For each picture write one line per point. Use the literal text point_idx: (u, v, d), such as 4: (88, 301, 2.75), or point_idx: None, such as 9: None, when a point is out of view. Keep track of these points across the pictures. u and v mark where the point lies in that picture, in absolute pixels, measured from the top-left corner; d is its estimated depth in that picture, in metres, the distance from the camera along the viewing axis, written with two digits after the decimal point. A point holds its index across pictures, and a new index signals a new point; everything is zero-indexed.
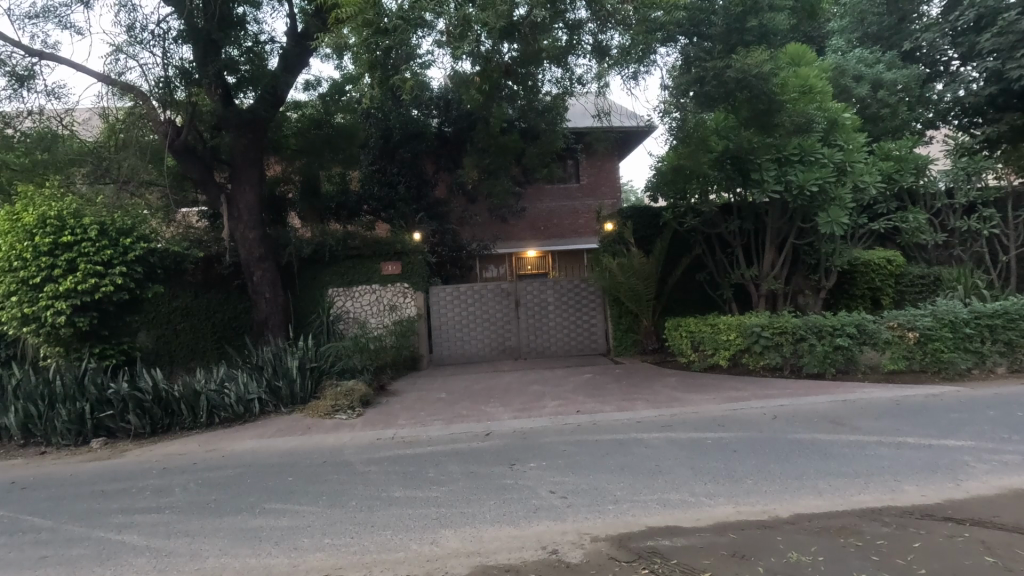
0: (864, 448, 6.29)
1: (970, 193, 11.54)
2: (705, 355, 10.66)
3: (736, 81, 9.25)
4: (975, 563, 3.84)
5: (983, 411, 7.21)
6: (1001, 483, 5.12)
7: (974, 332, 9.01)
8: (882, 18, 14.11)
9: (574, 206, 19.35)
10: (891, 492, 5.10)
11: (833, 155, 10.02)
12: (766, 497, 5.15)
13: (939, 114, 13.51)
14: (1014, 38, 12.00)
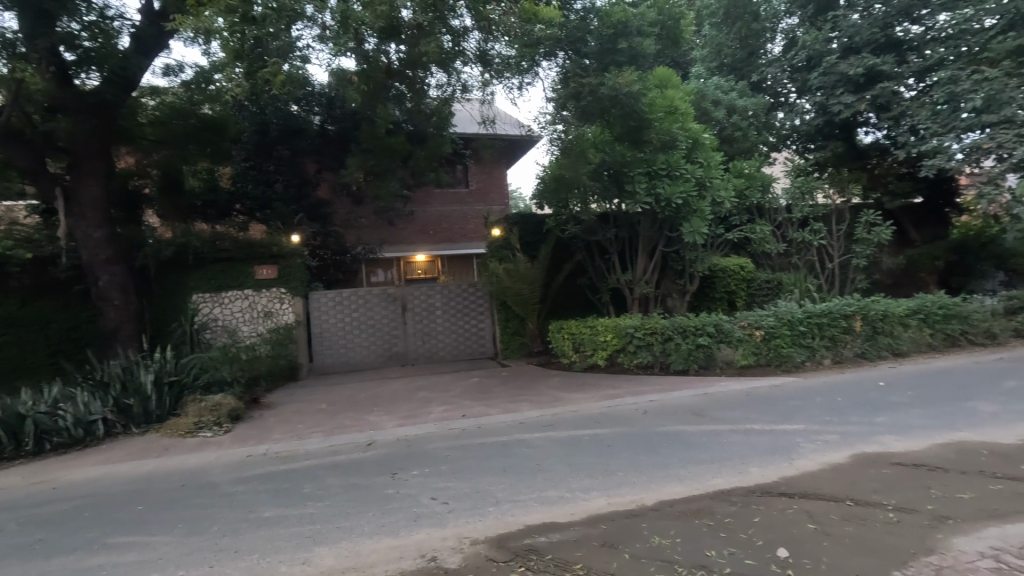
0: (719, 436, 6.99)
1: (804, 209, 13.18)
2: (585, 356, 11.29)
3: (609, 99, 10.08)
4: (800, 531, 4.41)
5: (812, 399, 8.31)
6: (824, 459, 5.95)
7: (807, 329, 10.38)
8: (736, 51, 15.83)
9: (463, 210, 19.40)
10: (738, 474, 5.71)
11: (696, 171, 10.91)
12: (634, 488, 5.52)
13: (781, 139, 15.46)
14: (834, 79, 14.02)
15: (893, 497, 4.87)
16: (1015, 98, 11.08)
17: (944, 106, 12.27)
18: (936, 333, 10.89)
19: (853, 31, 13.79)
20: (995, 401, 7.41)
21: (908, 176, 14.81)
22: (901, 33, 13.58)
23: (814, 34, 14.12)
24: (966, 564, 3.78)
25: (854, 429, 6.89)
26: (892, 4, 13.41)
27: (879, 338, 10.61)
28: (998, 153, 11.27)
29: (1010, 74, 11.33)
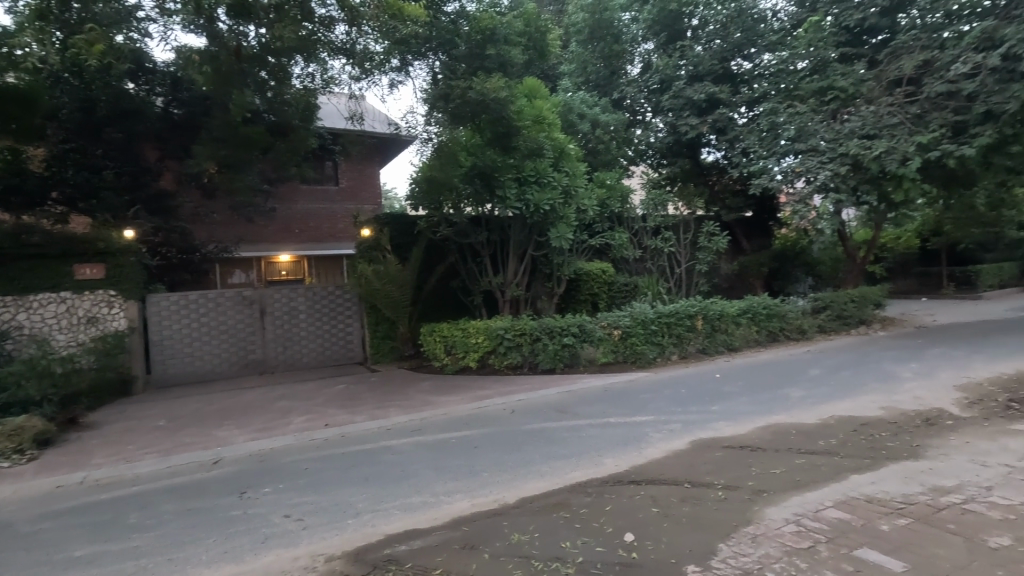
0: (579, 431, 7.38)
1: (657, 219, 14.47)
2: (456, 359, 11.33)
3: (477, 103, 10.15)
4: (645, 515, 4.77)
5: (660, 392, 9.10)
6: (669, 447, 6.53)
7: (658, 328, 11.36)
8: (600, 68, 16.82)
9: (331, 209, 18.44)
10: (594, 466, 6.06)
11: (561, 179, 11.37)
12: (497, 488, 5.61)
13: (638, 154, 16.80)
14: (682, 102, 15.58)
15: (722, 477, 5.46)
16: (818, 131, 13.02)
17: (768, 133, 14.15)
18: (761, 329, 12.49)
19: (697, 61, 15.44)
20: (802, 387, 8.67)
21: (741, 193, 16.86)
22: (735, 68, 15.55)
23: (665, 60, 15.56)
24: (774, 530, 4.31)
25: (693, 417, 7.65)
26: (727, 41, 15.36)
27: (716, 336, 11.93)
28: (807, 176, 12.95)
29: (814, 111, 13.33)
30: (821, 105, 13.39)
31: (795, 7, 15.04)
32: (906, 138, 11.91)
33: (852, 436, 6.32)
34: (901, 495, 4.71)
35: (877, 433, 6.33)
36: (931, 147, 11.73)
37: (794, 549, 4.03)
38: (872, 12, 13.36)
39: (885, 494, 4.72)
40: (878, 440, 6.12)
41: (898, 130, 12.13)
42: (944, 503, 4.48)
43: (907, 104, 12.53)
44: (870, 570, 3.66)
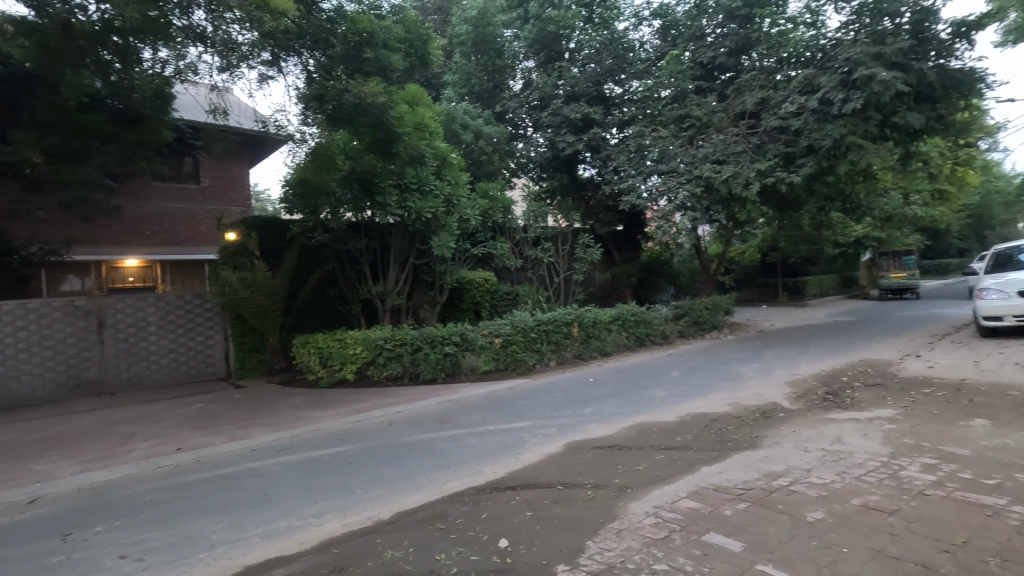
0: (458, 440, 7.36)
1: (537, 230, 14.96)
2: (332, 371, 10.86)
3: (354, 106, 9.89)
4: (519, 519, 4.88)
5: (538, 398, 9.38)
6: (543, 451, 6.76)
7: (537, 335, 11.72)
8: (483, 81, 17.18)
9: (190, 209, 16.72)
10: (471, 474, 6.09)
11: (444, 188, 11.26)
12: (371, 504, 5.41)
13: (520, 166, 17.34)
14: (560, 120, 16.35)
15: (592, 477, 5.76)
16: (677, 155, 14.39)
17: (635, 154, 15.31)
18: (630, 335, 13.42)
19: (573, 82, 16.27)
20: (665, 388, 9.43)
21: (613, 209, 18.04)
22: (608, 91, 16.59)
23: (545, 79, 16.28)
24: (636, 523, 4.63)
25: (568, 421, 7.99)
26: (601, 66, 16.35)
27: (591, 342, 12.57)
28: (668, 195, 14.24)
29: (674, 136, 14.73)
30: (680, 131, 14.82)
31: (659, 40, 16.40)
32: (748, 165, 13.53)
33: (704, 431, 6.99)
34: (742, 482, 5.28)
35: (725, 428, 7.07)
36: (767, 174, 13.44)
37: (653, 540, 4.35)
38: (721, 52, 15.20)
39: (729, 482, 5.28)
40: (724, 433, 6.82)
41: (742, 158, 13.77)
42: (775, 486, 5.10)
43: (749, 135, 14.24)
44: (716, 552, 4.05)
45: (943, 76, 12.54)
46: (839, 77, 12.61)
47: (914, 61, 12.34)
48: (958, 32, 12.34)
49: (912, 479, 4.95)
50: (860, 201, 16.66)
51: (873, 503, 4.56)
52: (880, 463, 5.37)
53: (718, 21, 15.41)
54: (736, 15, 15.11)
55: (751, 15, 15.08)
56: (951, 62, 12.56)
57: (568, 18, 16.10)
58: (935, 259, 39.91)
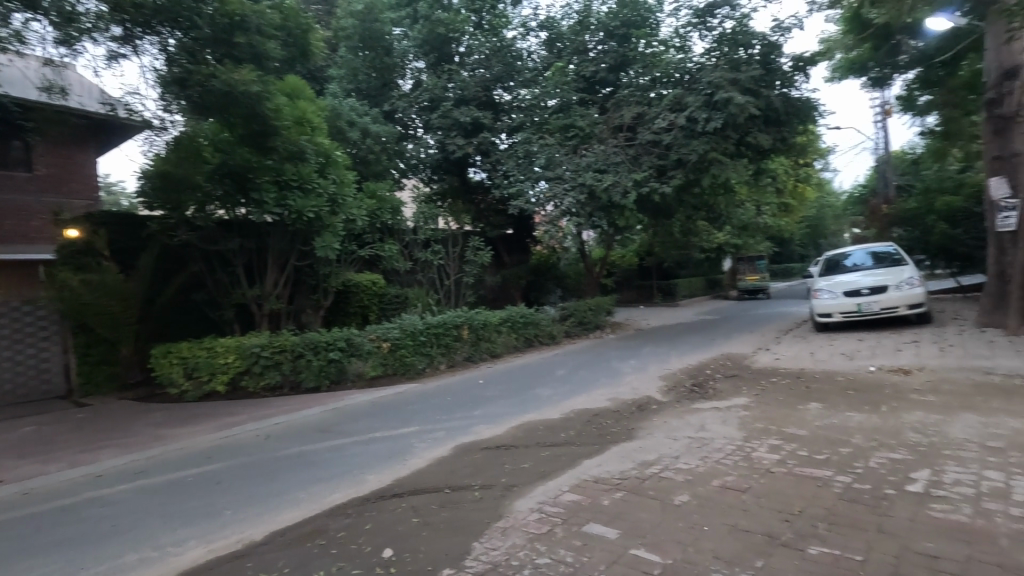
0: (341, 451, 7.03)
1: (427, 232, 14.72)
2: (200, 383, 9.98)
3: (222, 93, 8.93)
4: (404, 527, 4.76)
5: (427, 402, 9.26)
6: (431, 455, 6.67)
7: (426, 339, 11.56)
8: (370, 78, 16.80)
9: (20, 201, 14.38)
10: (355, 485, 5.85)
11: (328, 186, 10.69)
12: (242, 526, 5.00)
13: (410, 167, 17.07)
14: (449, 122, 16.32)
15: (479, 478, 5.79)
16: (563, 162, 15.00)
17: (524, 160, 15.69)
18: (519, 336, 13.72)
19: (463, 85, 16.32)
20: (551, 387, 9.76)
21: (503, 213, 18.32)
22: (497, 97, 16.86)
23: (434, 80, 16.20)
24: (520, 520, 4.73)
25: (457, 424, 7.97)
26: (490, 72, 16.56)
27: (481, 344, 12.65)
28: (555, 201, 14.76)
29: (559, 144, 15.35)
30: (565, 140, 15.47)
31: (545, 51, 17.04)
32: (626, 175, 14.46)
33: (586, 426, 7.33)
34: (618, 473, 5.60)
35: (605, 421, 7.48)
36: (643, 183, 14.48)
37: (537, 535, 4.46)
38: (602, 67, 16.10)
39: (608, 474, 5.58)
40: (604, 427, 7.21)
41: (621, 168, 14.67)
42: (647, 474, 5.48)
43: (626, 146, 15.23)
44: (594, 541, 4.26)
45: (786, 103, 14.31)
46: (703, 98, 13.86)
47: (763, 89, 13.97)
48: (797, 65, 14.16)
49: (761, 458, 5.57)
50: (721, 211, 18.48)
51: (730, 484, 5.05)
52: (736, 446, 5.98)
53: (599, 38, 16.35)
54: (615, 34, 16.09)
55: (629, 35, 16.03)
56: (792, 92, 14.38)
57: (458, 22, 16.15)
58: (781, 264, 45.50)
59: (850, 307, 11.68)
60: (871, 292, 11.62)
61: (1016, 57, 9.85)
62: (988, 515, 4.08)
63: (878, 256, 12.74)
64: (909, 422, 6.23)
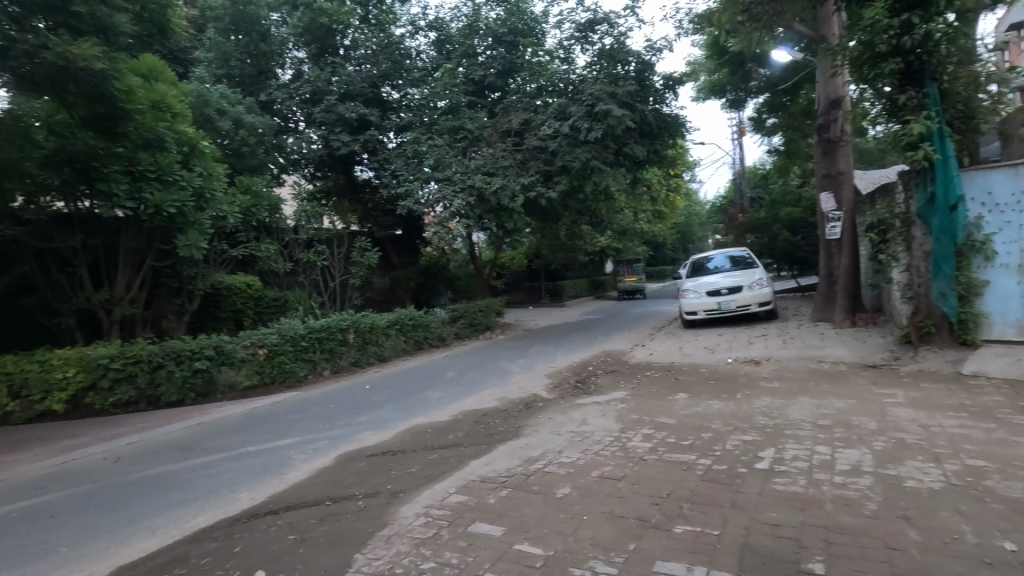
0: (208, 469, 6.43)
1: (309, 232, 13.87)
2: (31, 403, 8.69)
3: (58, 69, 7.52)
4: (279, 545, 4.46)
5: (308, 411, 8.75)
6: (311, 467, 6.32)
7: (308, 344, 10.92)
8: (244, 64, 15.69)
9: None
10: (224, 505, 5.38)
11: (193, 179, 9.76)
12: (82, 563, 4.39)
13: (289, 162, 16.12)
14: (334, 117, 15.59)
15: (363, 486, 5.59)
16: (452, 164, 14.97)
17: (413, 159, 15.46)
18: (408, 339, 13.48)
19: (348, 80, 15.65)
20: (440, 389, 9.68)
21: (392, 212, 17.79)
22: (385, 95, 16.40)
23: (317, 72, 15.40)
24: (406, 526, 4.63)
25: (340, 432, 7.63)
26: (377, 69, 16.06)
27: (368, 348, 12.20)
28: (444, 202, 14.66)
29: (449, 146, 15.31)
30: (454, 142, 15.47)
31: (434, 52, 16.95)
32: (514, 179, 14.80)
33: (474, 427, 7.37)
34: (504, 470, 5.70)
35: (493, 421, 7.57)
36: (530, 188, 14.90)
37: (422, 540, 4.40)
38: (491, 72, 16.40)
39: (494, 472, 5.66)
40: (492, 427, 7.31)
41: (509, 172, 14.96)
42: (532, 470, 5.64)
43: (514, 151, 15.62)
44: (479, 540, 4.29)
45: (658, 118, 15.50)
46: (585, 109, 14.60)
47: (638, 104, 15.02)
48: (667, 84, 15.39)
49: (636, 447, 5.96)
50: (603, 216, 19.54)
51: (607, 473, 5.34)
52: (613, 438, 6.35)
53: (488, 43, 16.57)
54: (503, 40, 16.37)
55: (516, 42, 16.42)
56: (663, 108, 15.61)
57: (342, 13, 15.54)
58: (656, 267, 49.16)
59: (712, 305, 12.92)
60: (729, 291, 12.97)
61: (838, 90, 11.49)
62: (818, 484, 4.71)
63: (734, 259, 14.22)
64: (758, 406, 7.02)
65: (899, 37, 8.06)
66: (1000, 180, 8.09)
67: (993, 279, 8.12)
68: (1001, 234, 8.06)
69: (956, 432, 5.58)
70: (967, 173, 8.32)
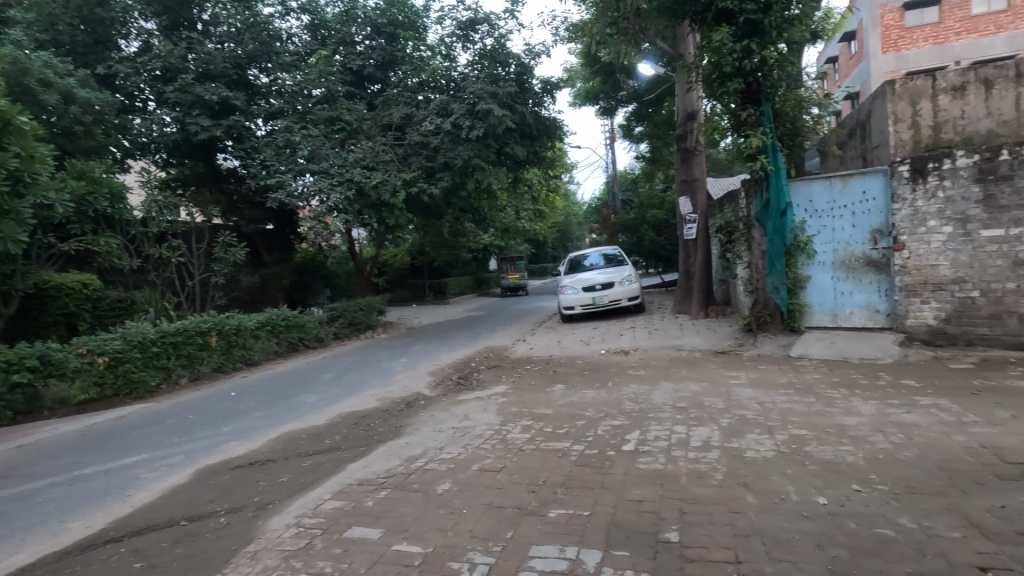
0: (31, 497, 5.53)
1: (162, 224, 12.37)
2: None
3: None
4: None
5: (161, 424, 7.86)
6: (163, 485, 5.69)
7: (161, 350, 9.78)
8: (76, 31, 13.64)
9: None
10: (51, 537, 4.67)
11: (7, 159, 8.17)
12: None
13: (136, 146, 14.37)
14: (190, 98, 14.10)
15: (225, 502, 5.14)
16: (328, 157, 14.25)
17: (284, 149, 14.41)
18: (281, 341, 12.61)
19: (207, 58, 14.24)
20: (316, 393, 9.19)
21: (260, 205, 16.59)
22: (251, 78, 15.13)
23: (168, 47, 13.78)
24: (274, 539, 4.34)
25: (199, 444, 6.94)
26: (242, 49, 14.78)
27: (232, 352, 11.19)
28: (320, 196, 13.89)
29: (324, 136, 14.54)
30: (330, 133, 14.73)
31: (308, 36, 16.06)
32: (395, 174, 14.48)
33: (353, 429, 7.11)
34: (383, 471, 5.57)
35: (373, 422, 7.36)
36: (412, 184, 14.65)
37: (292, 551, 4.15)
38: (370, 63, 15.93)
39: (372, 474, 5.50)
40: (372, 428, 7.11)
41: (389, 167, 14.62)
42: (412, 468, 5.56)
43: (395, 145, 15.30)
44: (355, 546, 4.14)
45: (537, 120, 16.02)
46: (467, 107, 14.66)
47: (518, 105, 15.39)
48: (546, 88, 15.93)
49: (514, 439, 6.14)
50: (485, 214, 19.79)
51: (487, 466, 5.44)
52: (493, 431, 6.47)
53: (367, 33, 16.08)
54: (382, 31, 16.00)
55: (396, 34, 16.08)
56: (542, 111, 16.17)
57: None
58: (537, 264, 50.87)
59: (587, 300, 13.73)
60: (602, 287, 13.82)
61: (693, 103, 12.69)
62: (675, 460, 5.19)
63: (608, 258, 15.15)
64: (626, 393, 7.56)
65: (741, 60, 9.11)
66: (818, 190, 9.41)
67: (814, 275, 9.46)
68: (820, 235, 9.41)
69: (784, 407, 6.47)
70: (793, 183, 9.58)
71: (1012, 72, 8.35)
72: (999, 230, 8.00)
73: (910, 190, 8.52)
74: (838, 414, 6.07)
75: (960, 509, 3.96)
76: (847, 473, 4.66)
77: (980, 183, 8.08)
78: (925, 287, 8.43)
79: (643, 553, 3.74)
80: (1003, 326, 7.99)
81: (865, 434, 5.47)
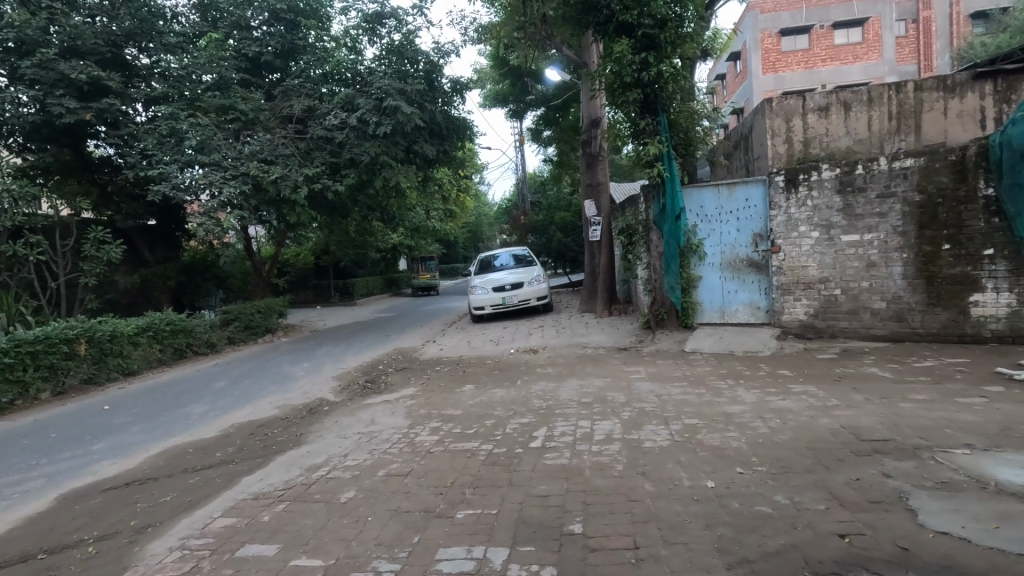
0: None
1: (17, 218, 10.85)
2: None
3: None
4: None
5: (14, 445, 6.88)
6: (17, 515, 5.00)
7: (15, 360, 8.59)
8: None
9: None
10: None
11: None
12: None
13: None
14: (53, 77, 12.42)
15: (95, 529, 4.61)
16: (220, 148, 13.24)
17: (168, 137, 13.14)
18: (165, 347, 11.51)
19: (73, 33, 12.63)
20: (206, 402, 8.49)
21: (140, 198, 14.92)
22: (129, 57, 13.70)
23: (25, 16, 11.96)
24: (154, 566, 3.95)
25: (63, 465, 6.19)
26: (117, 25, 13.26)
27: (106, 361, 10.06)
28: (211, 190, 12.88)
29: (216, 126, 13.50)
30: (222, 122, 13.71)
31: (196, 16, 14.84)
32: (296, 170, 13.77)
33: (248, 440, 6.65)
34: (282, 483, 5.26)
35: (271, 431, 6.93)
36: (315, 180, 13.99)
37: None
38: (267, 50, 15.08)
39: (270, 487, 5.18)
40: (269, 438, 6.68)
41: (290, 162, 13.90)
42: (314, 478, 5.31)
43: (297, 139, 14.60)
44: (248, 565, 3.87)
45: (447, 120, 15.90)
46: (374, 102, 14.25)
47: (427, 103, 15.20)
48: (455, 88, 15.83)
49: (423, 441, 6.04)
50: (394, 213, 19.36)
51: (394, 471, 5.31)
52: (401, 435, 6.34)
53: (264, 18, 15.21)
54: (282, 17, 15.19)
55: (297, 23, 15.36)
56: (451, 111, 16.07)
57: None
58: (447, 264, 50.70)
59: (497, 300, 13.86)
60: (511, 287, 14.00)
61: (597, 111, 13.22)
62: (579, 454, 5.36)
63: (517, 258, 15.38)
64: (534, 391, 7.72)
65: (640, 71, 9.61)
66: (708, 196, 10.14)
67: (704, 275, 10.21)
68: (709, 239, 10.16)
69: (679, 398, 6.91)
70: (687, 190, 10.25)
71: (865, 97, 9.59)
72: (856, 235, 9.03)
73: (784, 198, 9.42)
74: (725, 403, 6.59)
75: (825, 484, 4.44)
76: (732, 458, 5.06)
77: (841, 194, 9.08)
78: (797, 286, 9.37)
79: (548, 547, 3.83)
80: (859, 320, 9.06)
81: (748, 421, 5.97)
